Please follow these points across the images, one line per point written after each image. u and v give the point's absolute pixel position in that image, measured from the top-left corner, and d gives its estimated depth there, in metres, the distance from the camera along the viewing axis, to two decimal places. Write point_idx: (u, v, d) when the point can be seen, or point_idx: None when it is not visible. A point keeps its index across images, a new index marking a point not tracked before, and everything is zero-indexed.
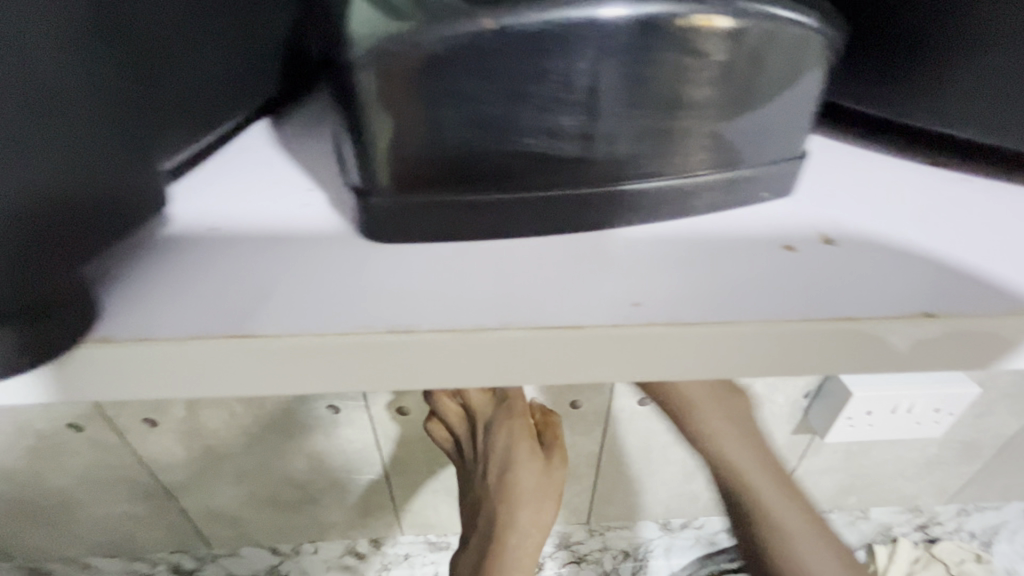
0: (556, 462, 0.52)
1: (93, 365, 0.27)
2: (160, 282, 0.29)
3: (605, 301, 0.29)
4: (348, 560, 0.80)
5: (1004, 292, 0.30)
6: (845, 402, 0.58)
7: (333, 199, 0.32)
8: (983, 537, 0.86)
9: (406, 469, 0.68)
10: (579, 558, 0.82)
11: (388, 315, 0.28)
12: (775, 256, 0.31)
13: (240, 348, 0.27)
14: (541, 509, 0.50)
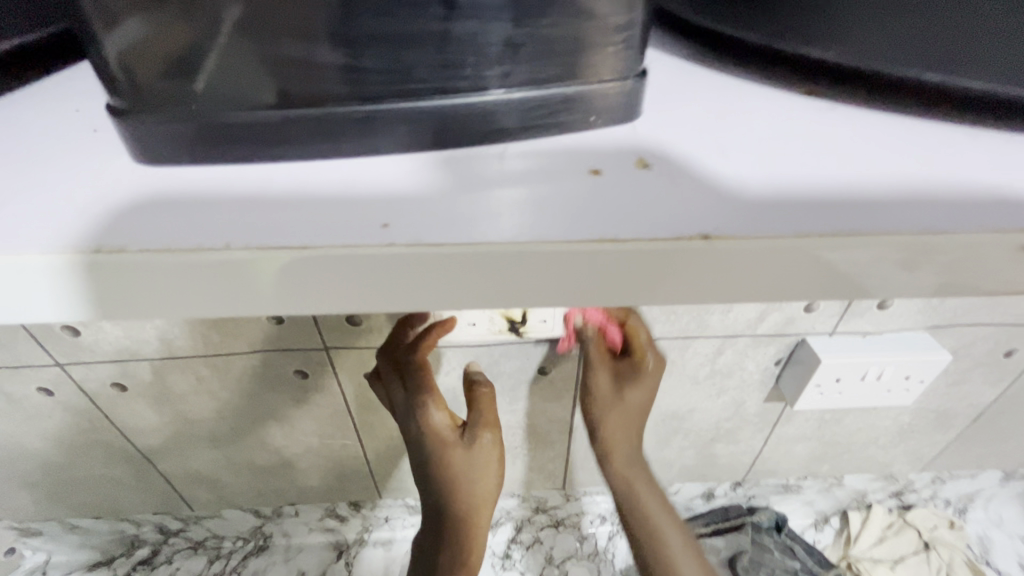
0: (482, 441, 0.48)
1: (88, 276, 0.26)
2: (128, 211, 0.27)
3: (503, 230, 0.27)
4: (329, 522, 0.84)
5: (935, 213, 0.28)
6: (814, 369, 0.58)
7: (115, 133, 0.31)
8: (957, 505, 0.88)
9: (380, 434, 0.69)
10: (556, 522, 0.86)
11: (294, 233, 0.26)
12: (626, 176, 0.29)
13: (202, 265, 0.26)
14: (478, 493, 0.48)
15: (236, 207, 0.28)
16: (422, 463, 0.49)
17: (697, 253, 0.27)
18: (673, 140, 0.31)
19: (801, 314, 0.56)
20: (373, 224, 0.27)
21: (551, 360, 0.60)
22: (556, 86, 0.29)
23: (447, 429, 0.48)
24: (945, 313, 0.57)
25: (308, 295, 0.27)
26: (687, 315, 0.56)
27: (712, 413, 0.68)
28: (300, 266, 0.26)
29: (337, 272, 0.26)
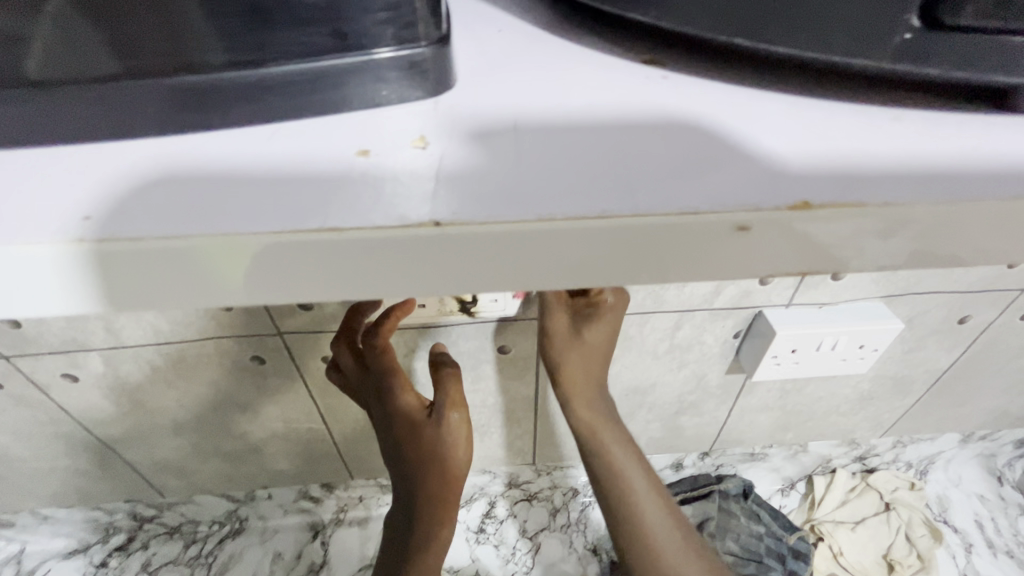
0: (454, 418, 0.46)
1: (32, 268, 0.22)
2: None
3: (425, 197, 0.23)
4: (303, 503, 0.84)
5: (881, 186, 0.24)
6: (770, 341, 0.58)
7: None
8: (918, 467, 0.91)
9: (345, 417, 0.69)
10: (530, 496, 0.88)
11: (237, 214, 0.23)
12: (516, 156, 0.25)
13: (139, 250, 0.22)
14: (451, 473, 0.47)
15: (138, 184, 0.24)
16: (395, 443, 0.48)
17: (613, 230, 0.24)
18: (497, 117, 0.26)
19: (757, 286, 0.56)
20: (185, 206, 0.23)
21: (511, 338, 0.60)
22: (337, 53, 0.24)
23: (417, 408, 0.47)
24: (899, 282, 0.57)
25: (294, 280, 0.24)
26: (642, 291, 0.55)
27: (675, 387, 0.68)
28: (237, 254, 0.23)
29: (305, 262, 0.23)
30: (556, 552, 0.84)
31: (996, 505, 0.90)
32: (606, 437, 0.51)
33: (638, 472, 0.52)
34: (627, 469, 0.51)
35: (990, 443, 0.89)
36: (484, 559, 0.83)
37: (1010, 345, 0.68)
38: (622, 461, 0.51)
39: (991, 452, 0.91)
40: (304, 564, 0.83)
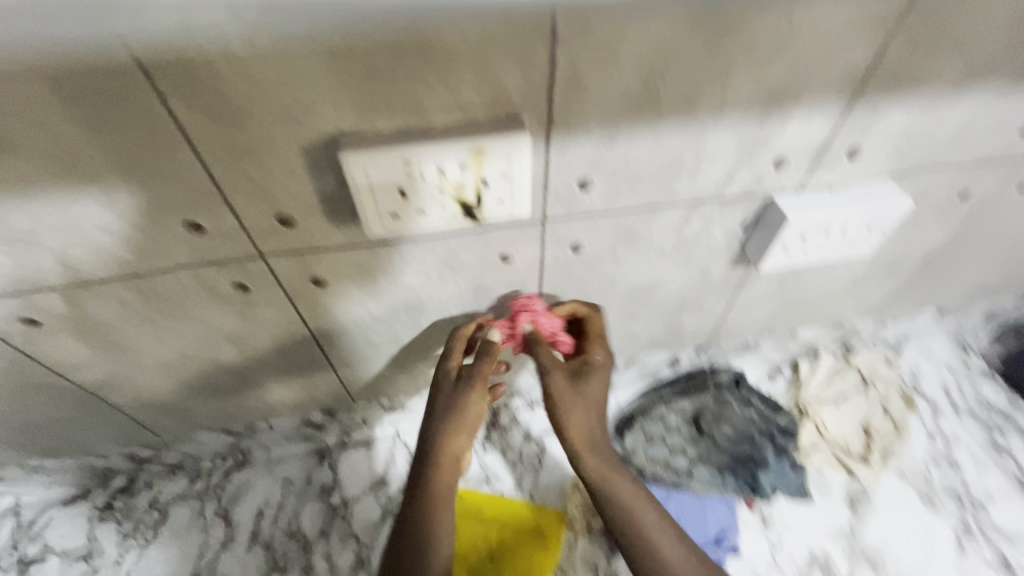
0: (471, 388, 0.57)
1: None
2: None
3: None
4: (307, 431, 0.85)
5: None
6: (780, 230, 0.56)
7: None
8: (895, 344, 0.96)
9: (342, 341, 0.66)
10: (532, 402, 0.90)
11: None
12: None
13: None
14: (453, 437, 0.57)
15: None
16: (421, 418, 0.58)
17: None
18: None
19: (771, 170, 0.53)
20: None
21: (513, 245, 0.56)
22: None
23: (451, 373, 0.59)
24: (911, 158, 0.55)
25: None
26: (653, 182, 0.52)
27: (678, 284, 0.67)
28: None
29: None
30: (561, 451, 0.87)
31: (962, 371, 0.96)
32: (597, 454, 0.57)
33: (623, 474, 0.57)
34: (613, 467, 0.56)
35: (960, 316, 0.94)
36: (492, 465, 0.86)
37: (999, 218, 0.69)
38: (607, 466, 0.56)
39: (959, 325, 0.97)
40: (316, 487, 0.83)
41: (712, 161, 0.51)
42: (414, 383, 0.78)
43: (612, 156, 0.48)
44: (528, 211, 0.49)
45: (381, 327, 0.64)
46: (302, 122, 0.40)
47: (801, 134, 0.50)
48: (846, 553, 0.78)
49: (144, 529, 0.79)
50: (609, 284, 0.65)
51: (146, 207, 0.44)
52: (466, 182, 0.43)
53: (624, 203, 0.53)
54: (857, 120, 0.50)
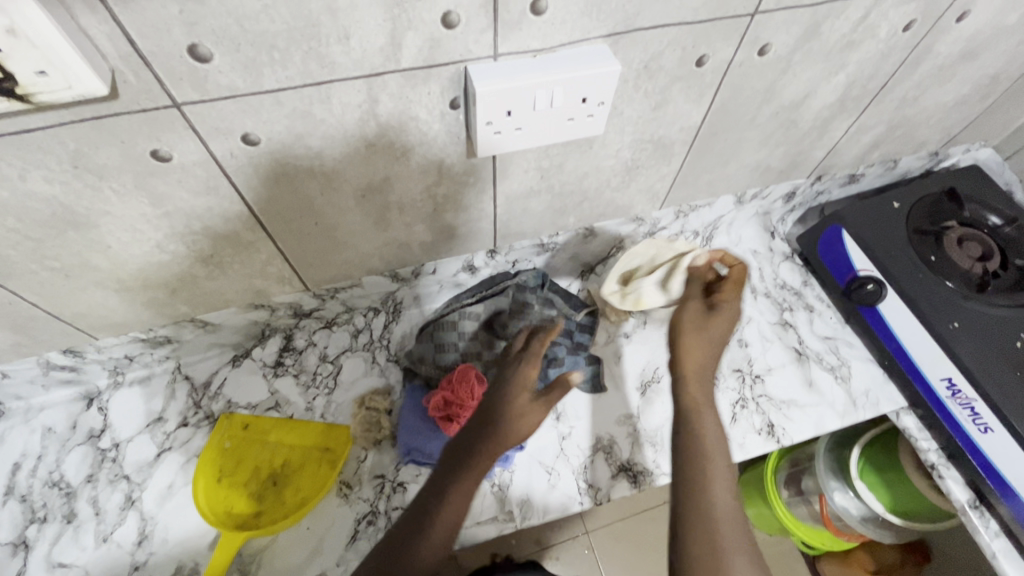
0: (546, 404, 0.67)
1: None
2: None
3: None
4: (60, 375, 0.76)
5: None
6: (477, 104, 0.50)
7: None
8: (703, 235, 0.97)
9: (13, 271, 0.56)
10: (328, 323, 0.85)
11: None
12: None
13: None
14: (524, 422, 0.65)
15: None
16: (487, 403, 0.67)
17: None
18: None
19: (445, 33, 0.45)
20: None
21: (159, 140, 0.47)
22: None
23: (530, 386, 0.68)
24: (614, 14, 0.49)
25: None
26: (296, 51, 0.43)
27: (414, 178, 0.61)
28: None
29: None
30: (357, 368, 0.84)
31: (766, 257, 0.99)
32: (705, 331, 0.62)
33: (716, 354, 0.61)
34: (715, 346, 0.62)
35: (762, 201, 0.95)
36: (283, 390, 0.82)
37: (756, 90, 0.66)
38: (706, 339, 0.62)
39: (765, 210, 0.98)
40: (83, 433, 0.77)
41: (359, 19, 0.42)
42: (162, 313, 0.70)
43: (210, 16, 0.39)
44: (100, 86, 0.39)
45: (57, 251, 0.55)
46: None
47: None
48: (629, 438, 0.81)
49: None
50: (326, 182, 0.57)
51: None
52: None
53: (274, 80, 0.45)
54: None
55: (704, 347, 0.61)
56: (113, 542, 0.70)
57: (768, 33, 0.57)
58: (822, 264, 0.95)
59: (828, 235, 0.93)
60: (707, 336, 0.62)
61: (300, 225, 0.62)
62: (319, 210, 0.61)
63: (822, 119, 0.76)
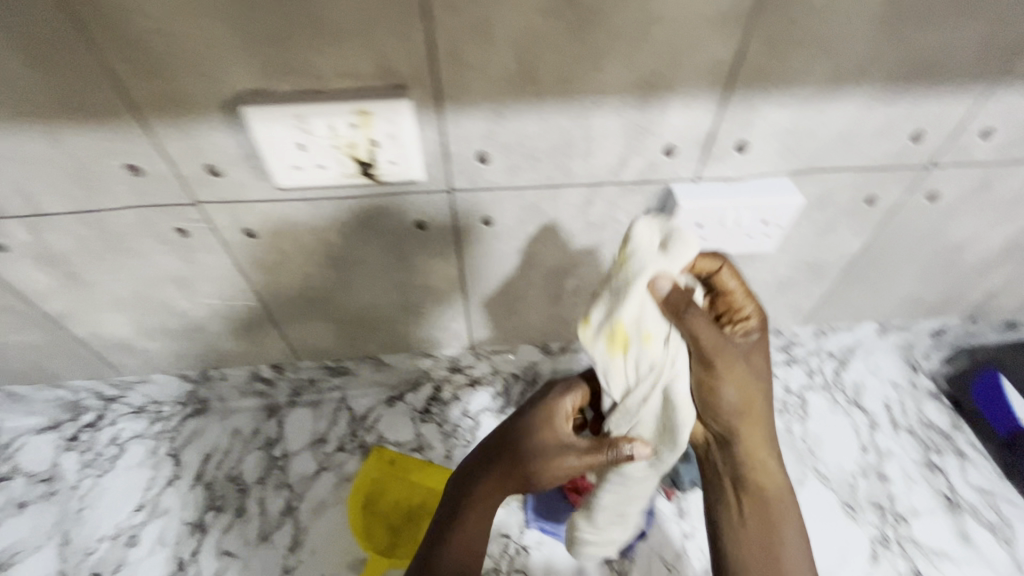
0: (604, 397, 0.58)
1: None
2: None
3: None
4: (258, 385, 0.90)
5: None
6: (676, 216, 0.60)
7: None
8: (840, 357, 0.97)
9: (278, 295, 0.72)
10: (473, 381, 0.93)
11: None
12: None
13: None
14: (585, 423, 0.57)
15: None
16: (495, 463, 0.57)
17: None
18: None
19: (663, 158, 0.57)
20: None
21: (426, 214, 0.61)
22: None
23: (553, 438, 0.57)
24: (804, 156, 0.58)
25: None
26: (550, 162, 0.56)
27: (595, 267, 0.71)
28: None
29: None
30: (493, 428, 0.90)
31: (908, 390, 0.96)
32: (737, 370, 0.53)
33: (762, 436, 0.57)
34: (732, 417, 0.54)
35: (907, 333, 0.94)
36: (427, 434, 0.90)
37: (919, 230, 0.70)
38: (742, 397, 0.54)
39: (909, 343, 0.97)
40: (261, 438, 0.89)
41: (604, 145, 0.55)
42: (355, 347, 0.84)
43: (503, 133, 0.53)
44: (423, 174, 0.54)
45: (315, 284, 0.70)
46: (210, 76, 0.46)
47: (684, 122, 0.53)
48: None
49: (103, 460, 0.87)
50: (526, 260, 0.69)
51: (86, 145, 0.50)
52: (358, 138, 0.49)
53: (525, 180, 0.58)
54: (737, 115, 0.53)
55: (744, 441, 0.56)
56: (271, 544, 0.79)
57: (938, 183, 0.64)
58: (975, 406, 0.91)
59: (984, 377, 0.90)
60: (754, 386, 0.55)
61: (490, 292, 0.74)
62: (510, 281, 0.72)
63: (983, 264, 0.78)
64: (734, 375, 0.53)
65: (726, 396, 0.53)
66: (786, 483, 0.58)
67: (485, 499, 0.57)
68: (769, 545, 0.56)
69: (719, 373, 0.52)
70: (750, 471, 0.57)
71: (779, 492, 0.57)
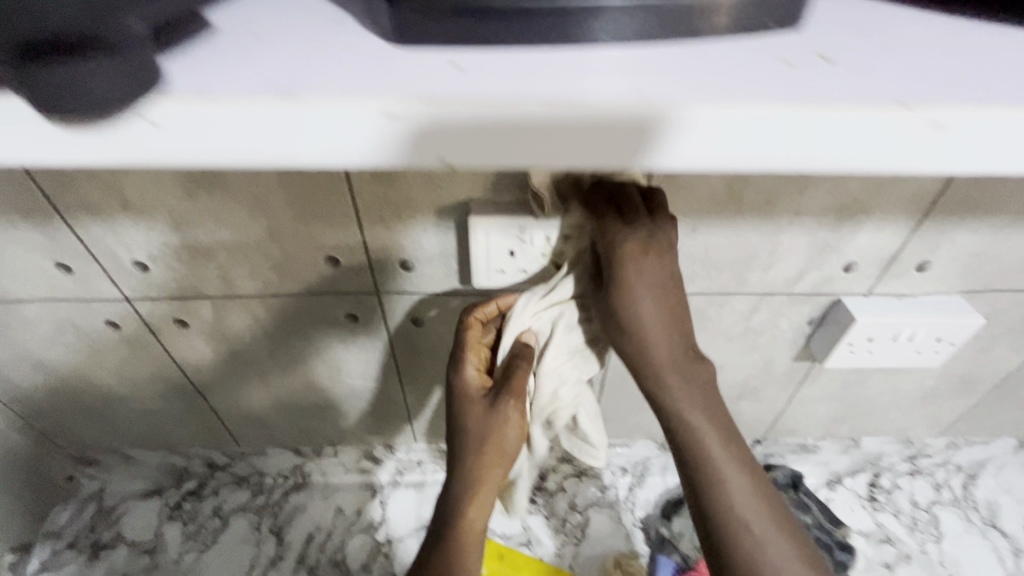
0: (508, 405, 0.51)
1: (435, 123, 0.30)
2: (384, 85, 0.30)
3: (820, 58, 0.32)
4: (365, 464, 0.88)
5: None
6: (847, 329, 0.60)
7: (239, 55, 0.31)
8: (969, 470, 0.91)
9: (417, 378, 0.72)
10: (580, 472, 0.90)
11: (591, 97, 0.30)
12: (833, 65, 0.32)
13: (519, 124, 0.30)
14: (508, 428, 0.52)
15: (442, 80, 0.30)
16: (452, 442, 0.53)
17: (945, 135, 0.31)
18: (862, 45, 0.33)
19: (840, 273, 0.57)
20: (452, 63, 0.31)
21: None
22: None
23: (479, 392, 0.53)
24: (982, 277, 0.58)
25: (595, 151, 0.31)
26: (726, 272, 0.57)
27: (740, 370, 0.70)
28: (591, 132, 0.30)
29: (597, 140, 0.31)
30: (604, 526, 0.87)
31: None
32: (686, 369, 0.46)
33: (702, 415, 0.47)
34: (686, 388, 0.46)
35: None
36: (535, 527, 0.86)
37: None
38: (689, 396, 0.46)
39: None
40: (364, 521, 0.86)
41: (785, 259, 0.56)
42: None
43: (691, 244, 0.54)
44: None
45: None
46: (441, 186, 0.50)
47: (871, 242, 0.54)
48: None
49: (205, 533, 0.84)
50: None
51: (300, 237, 0.54)
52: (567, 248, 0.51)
53: (697, 287, 0.59)
54: (925, 237, 0.54)
55: (669, 385, 0.46)
56: None
57: None
58: None
59: None
60: (689, 392, 0.46)
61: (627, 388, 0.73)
62: None
63: None
64: (673, 358, 0.46)
65: (676, 379, 0.46)
66: (760, 494, 0.47)
67: (477, 480, 0.52)
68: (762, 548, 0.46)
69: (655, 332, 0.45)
70: (724, 459, 0.47)
71: (746, 524, 0.47)
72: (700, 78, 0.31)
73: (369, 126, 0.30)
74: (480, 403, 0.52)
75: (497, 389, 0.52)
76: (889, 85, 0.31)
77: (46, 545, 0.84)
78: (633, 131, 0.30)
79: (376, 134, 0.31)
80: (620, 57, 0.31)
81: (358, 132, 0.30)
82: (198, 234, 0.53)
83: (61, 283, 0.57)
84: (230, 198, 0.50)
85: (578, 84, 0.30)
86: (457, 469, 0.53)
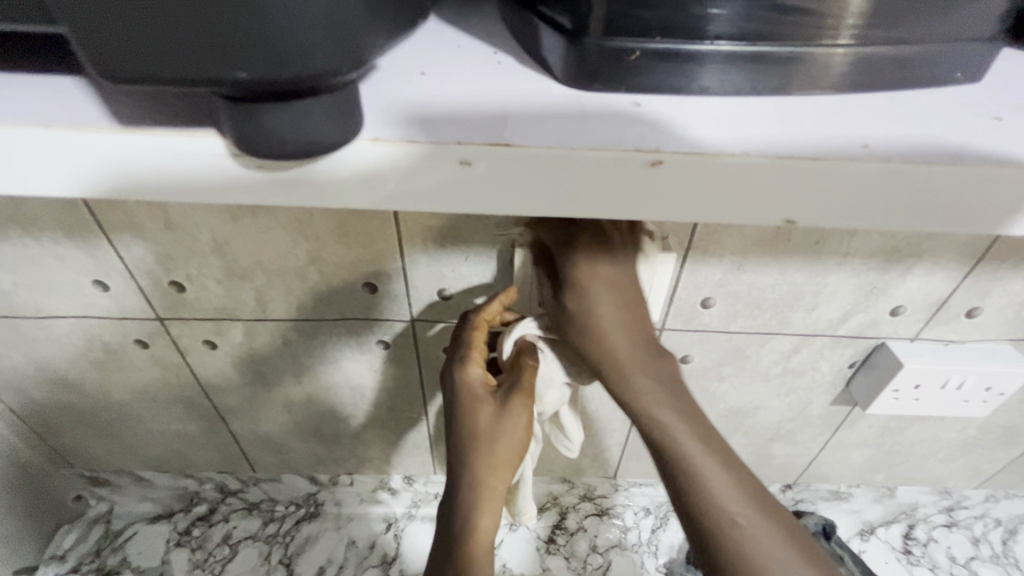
0: (518, 399, 0.49)
1: (588, 166, 0.33)
2: (547, 124, 0.33)
3: (962, 109, 0.36)
4: (381, 494, 0.85)
5: None
6: (893, 374, 0.58)
7: (409, 92, 0.35)
8: (1008, 525, 0.87)
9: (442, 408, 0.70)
10: (601, 511, 0.87)
11: (731, 143, 0.33)
12: (977, 123, 0.35)
13: (661, 161, 0.32)
14: (514, 424, 0.49)
15: (595, 125, 0.33)
16: (457, 443, 0.50)
17: None
18: (989, 100, 0.36)
19: (886, 317, 0.56)
20: (616, 107, 0.34)
21: None
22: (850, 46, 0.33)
23: (484, 387, 0.50)
24: None
25: (731, 198, 0.34)
26: (770, 311, 0.56)
27: (776, 412, 0.68)
28: (733, 173, 0.33)
29: (727, 183, 0.33)
30: (625, 571, 0.83)
31: None
32: (649, 364, 0.45)
33: (671, 405, 0.45)
34: (641, 380, 0.45)
35: None
36: (554, 570, 0.83)
37: None
38: (650, 388, 0.45)
39: None
40: (378, 555, 0.82)
41: (830, 301, 0.55)
42: None
43: (736, 282, 0.53)
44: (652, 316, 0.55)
45: None
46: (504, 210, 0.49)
47: (921, 287, 0.53)
48: None
49: (214, 562, 0.81)
50: (708, 401, 0.66)
51: (339, 261, 0.54)
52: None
53: (737, 326, 0.58)
54: (976, 284, 0.52)
55: (625, 372, 0.45)
56: None
57: None
58: None
59: None
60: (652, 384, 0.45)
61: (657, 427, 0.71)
62: None
63: None
64: (637, 354, 0.45)
65: (626, 371, 0.45)
66: (733, 468, 0.44)
67: (487, 484, 0.49)
68: (736, 525, 0.43)
69: (592, 321, 0.45)
70: (696, 449, 0.44)
71: (721, 506, 0.43)
72: (826, 123, 0.34)
73: (527, 156, 0.32)
74: (487, 398, 0.50)
75: (508, 384, 0.50)
76: (939, 140, 0.34)
77: (49, 568, 0.81)
78: (767, 177, 0.33)
79: (532, 165, 0.33)
80: (751, 101, 0.35)
81: (517, 166, 0.33)
82: (239, 255, 0.53)
83: (95, 299, 0.57)
84: (270, 218, 0.50)
85: (699, 130, 0.33)
86: (465, 476, 0.49)
